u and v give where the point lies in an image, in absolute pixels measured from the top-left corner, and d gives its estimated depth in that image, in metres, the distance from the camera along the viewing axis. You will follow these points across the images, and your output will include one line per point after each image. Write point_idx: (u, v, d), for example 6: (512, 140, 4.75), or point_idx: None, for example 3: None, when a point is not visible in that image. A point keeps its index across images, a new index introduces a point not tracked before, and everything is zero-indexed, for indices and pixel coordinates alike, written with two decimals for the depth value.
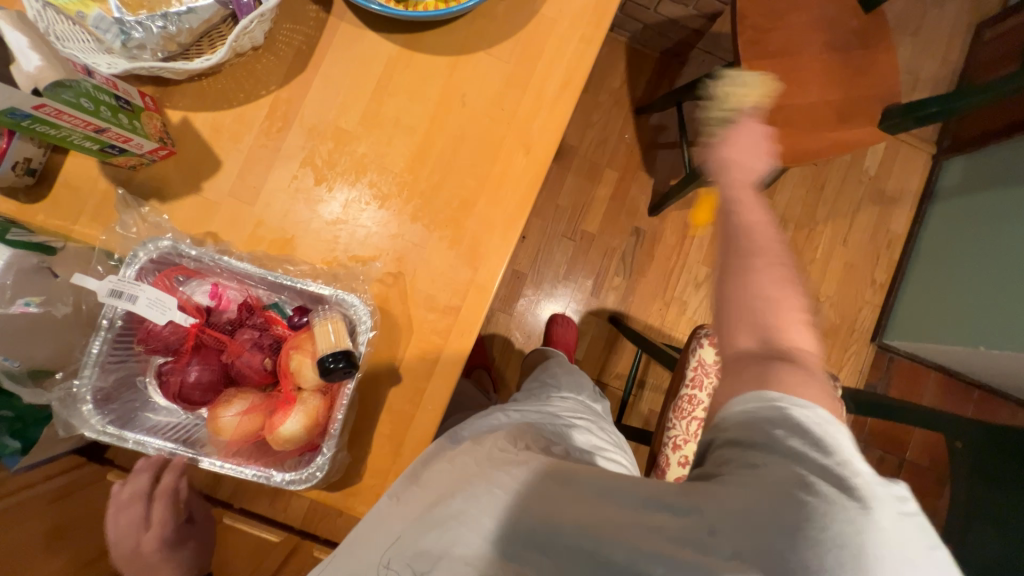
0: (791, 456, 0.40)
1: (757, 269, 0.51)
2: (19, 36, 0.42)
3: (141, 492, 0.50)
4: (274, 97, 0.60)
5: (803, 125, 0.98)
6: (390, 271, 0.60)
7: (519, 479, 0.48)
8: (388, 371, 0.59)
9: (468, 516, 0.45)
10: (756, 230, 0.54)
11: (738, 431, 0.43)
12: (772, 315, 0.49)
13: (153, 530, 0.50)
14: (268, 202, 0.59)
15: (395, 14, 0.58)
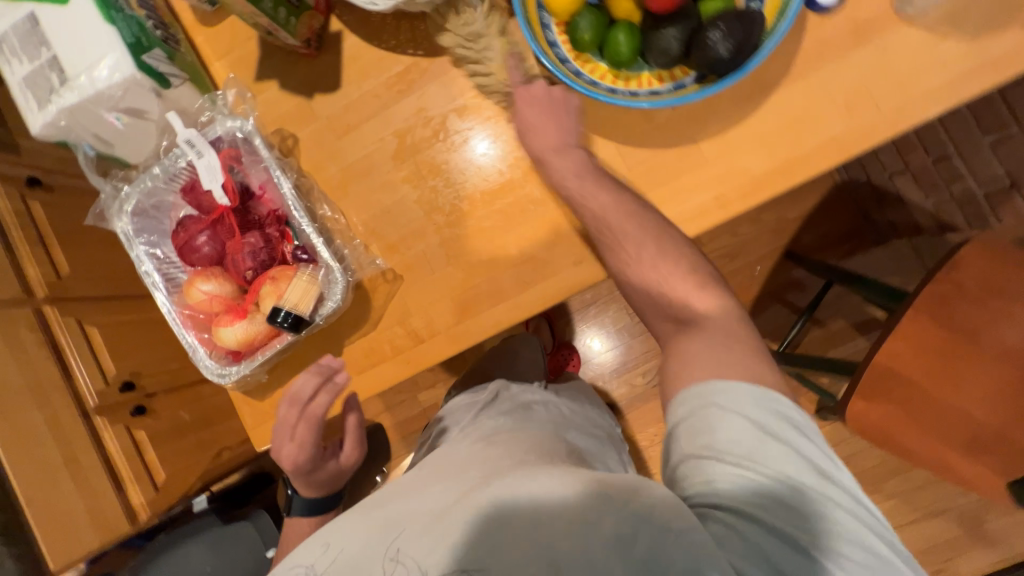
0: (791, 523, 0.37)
1: (691, 320, 0.49)
2: None
3: (300, 401, 0.58)
4: (416, 60, 0.60)
5: (919, 417, 0.80)
6: (397, 267, 0.61)
7: (559, 478, 0.45)
8: (336, 341, 0.62)
9: (501, 505, 0.43)
10: (661, 291, 0.51)
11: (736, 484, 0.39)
12: (720, 366, 0.44)
13: (299, 445, 0.61)
14: (351, 145, 0.62)
15: (555, 59, 0.53)
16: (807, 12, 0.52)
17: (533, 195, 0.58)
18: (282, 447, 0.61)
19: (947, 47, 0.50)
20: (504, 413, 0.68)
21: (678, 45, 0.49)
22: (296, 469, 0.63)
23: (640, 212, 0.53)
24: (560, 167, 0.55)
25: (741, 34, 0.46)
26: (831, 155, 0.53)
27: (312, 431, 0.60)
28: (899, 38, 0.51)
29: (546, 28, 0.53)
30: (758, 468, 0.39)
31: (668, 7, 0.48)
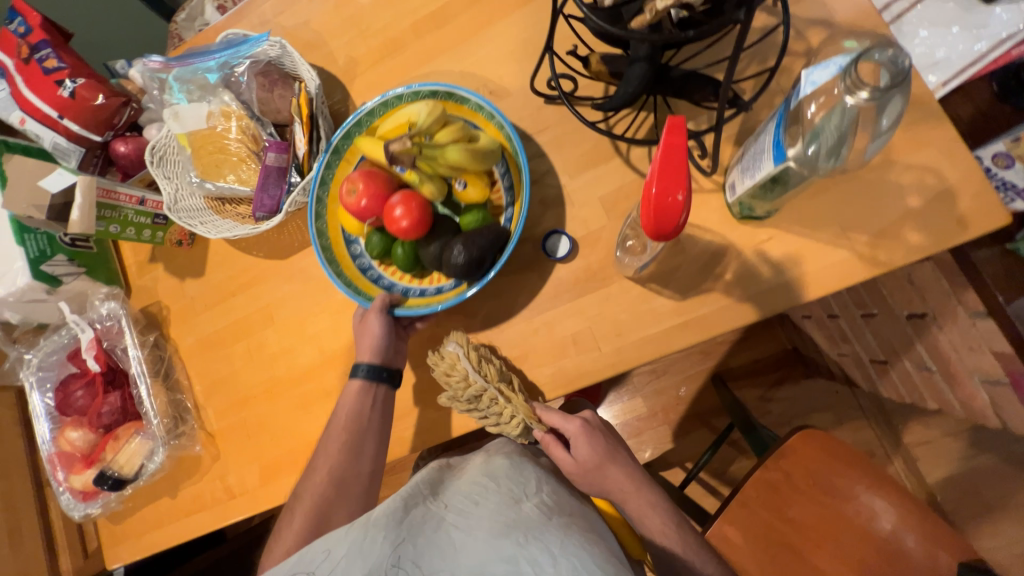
0: None
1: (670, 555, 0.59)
2: (80, 201, 0.64)
3: (381, 326, 0.60)
4: (258, 259, 0.73)
5: None
6: (224, 428, 0.72)
7: None
8: (172, 485, 0.73)
9: None
10: (638, 505, 0.59)
11: None
12: None
13: (387, 338, 0.61)
14: (207, 320, 0.75)
15: (358, 270, 0.64)
16: (545, 258, 0.60)
17: (330, 383, 0.68)
18: (374, 346, 0.60)
19: (658, 303, 0.56)
20: (517, 469, 0.59)
21: (437, 260, 0.57)
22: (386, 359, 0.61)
23: (647, 483, 0.60)
24: (588, 459, 0.59)
25: (474, 253, 0.54)
26: (559, 384, 0.59)
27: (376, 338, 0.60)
28: (620, 289, 0.58)
29: (350, 244, 0.65)
30: None
31: (421, 232, 0.57)
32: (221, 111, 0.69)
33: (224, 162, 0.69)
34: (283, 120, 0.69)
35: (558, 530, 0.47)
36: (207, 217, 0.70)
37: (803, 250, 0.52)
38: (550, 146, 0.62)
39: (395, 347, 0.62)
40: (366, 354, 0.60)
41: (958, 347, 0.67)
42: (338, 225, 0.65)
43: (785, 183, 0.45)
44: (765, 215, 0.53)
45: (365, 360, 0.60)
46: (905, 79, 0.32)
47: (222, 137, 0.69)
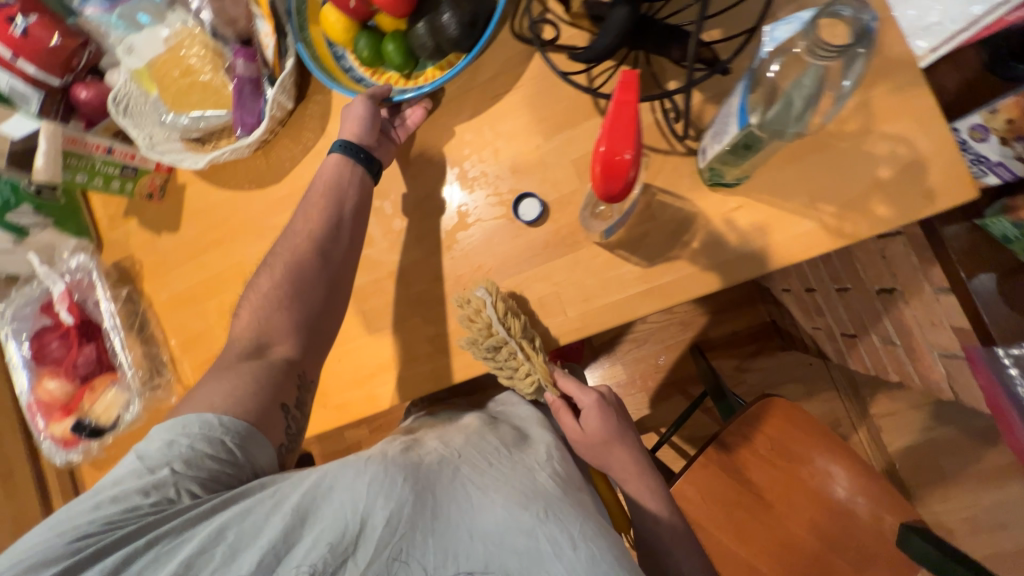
0: None
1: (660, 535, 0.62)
2: (43, 146, 0.63)
3: (366, 109, 0.61)
4: (231, 215, 0.72)
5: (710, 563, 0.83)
6: (199, 384, 0.73)
7: None
8: (151, 436, 0.75)
9: None
10: (635, 487, 0.62)
11: None
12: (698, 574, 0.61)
13: (368, 121, 0.60)
14: (180, 276, 0.75)
15: (350, 79, 0.63)
16: (517, 221, 0.60)
17: None
18: (354, 125, 0.60)
19: (626, 269, 0.56)
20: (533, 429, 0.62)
21: (429, 39, 0.56)
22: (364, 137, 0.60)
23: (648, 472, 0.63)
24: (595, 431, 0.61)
25: (466, 15, 0.54)
26: None
27: (360, 120, 0.60)
28: (589, 255, 0.58)
29: (339, 58, 0.64)
30: None
31: (408, 4, 0.55)
32: (175, 31, 0.65)
33: (190, 92, 0.66)
34: (245, 30, 0.65)
35: (570, 502, 0.49)
36: (185, 156, 0.68)
37: (771, 220, 0.52)
38: (526, 104, 0.60)
39: (377, 136, 0.61)
40: (346, 132, 0.60)
41: (922, 322, 0.69)
42: (323, 38, 0.64)
43: (757, 147, 0.45)
44: (736, 182, 0.52)
45: (344, 138, 0.60)
46: (865, 39, 0.33)
47: (181, 60, 0.66)
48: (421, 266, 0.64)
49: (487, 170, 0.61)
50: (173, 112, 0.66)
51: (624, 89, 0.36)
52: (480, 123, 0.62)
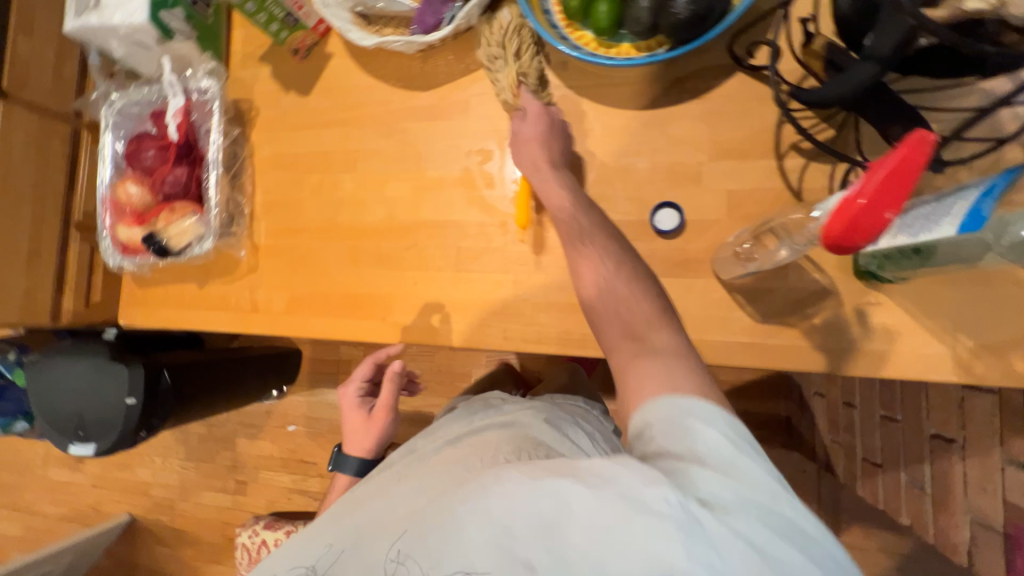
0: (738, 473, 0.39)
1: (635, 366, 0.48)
2: None
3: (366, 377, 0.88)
4: (365, 102, 0.71)
5: None
6: (270, 247, 0.73)
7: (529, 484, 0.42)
8: (205, 277, 0.75)
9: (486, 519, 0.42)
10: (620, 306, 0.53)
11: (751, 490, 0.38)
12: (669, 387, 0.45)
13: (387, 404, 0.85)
14: (291, 139, 0.74)
15: (545, 22, 0.61)
16: (647, 225, 0.59)
17: (387, 249, 0.68)
18: (353, 415, 0.87)
19: (736, 316, 0.55)
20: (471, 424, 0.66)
21: (649, 15, 0.53)
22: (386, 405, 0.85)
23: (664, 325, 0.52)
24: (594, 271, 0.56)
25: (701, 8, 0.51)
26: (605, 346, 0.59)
27: (385, 406, 0.84)
28: (705, 287, 0.56)
29: None
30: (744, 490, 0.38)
31: None
32: None
33: None
34: None
35: (494, 468, 0.47)
36: (351, 31, 0.66)
37: (902, 329, 0.51)
38: (706, 116, 0.58)
39: (361, 407, 0.87)
40: (362, 401, 0.88)
41: (971, 482, 0.68)
42: None
43: (927, 258, 0.45)
44: (889, 279, 0.50)
45: (392, 395, 0.84)
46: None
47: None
48: (534, 228, 0.63)
49: (638, 164, 0.60)
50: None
51: (908, 155, 0.29)
52: (651, 116, 0.60)
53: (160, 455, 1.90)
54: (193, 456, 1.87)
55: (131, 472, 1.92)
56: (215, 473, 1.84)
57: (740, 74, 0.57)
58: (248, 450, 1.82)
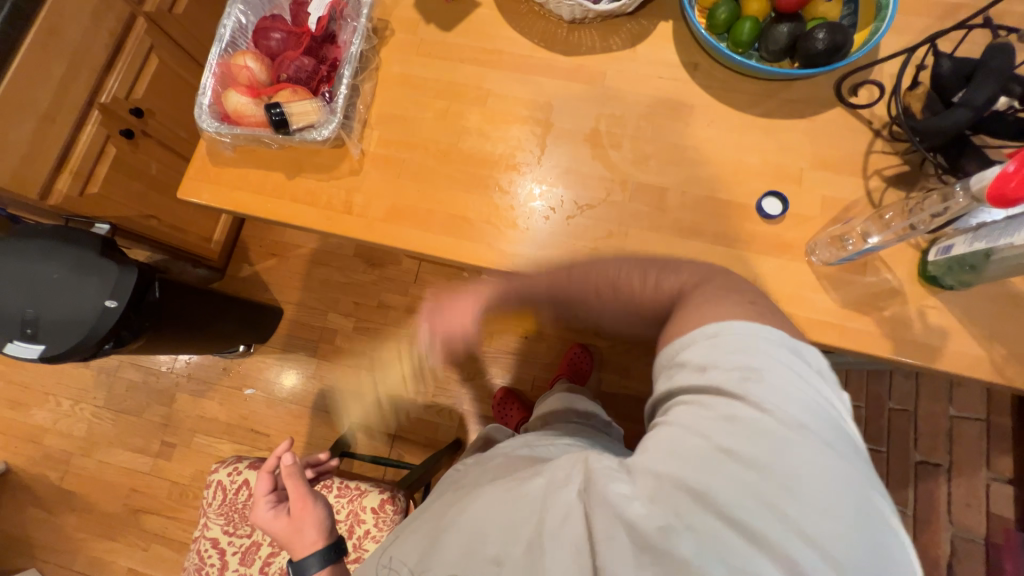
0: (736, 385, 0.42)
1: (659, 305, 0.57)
2: None
3: (273, 467, 0.76)
4: (506, 51, 0.76)
5: None
6: (378, 156, 0.73)
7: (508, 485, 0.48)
8: (296, 168, 0.72)
9: (478, 510, 0.47)
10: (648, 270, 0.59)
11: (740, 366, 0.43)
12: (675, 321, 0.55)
13: (263, 503, 0.73)
14: (422, 65, 0.76)
15: (693, 25, 0.70)
16: (752, 209, 0.67)
17: (502, 182, 0.71)
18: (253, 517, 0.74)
19: (820, 297, 0.63)
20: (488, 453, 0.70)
21: (789, 38, 0.64)
22: (263, 508, 0.73)
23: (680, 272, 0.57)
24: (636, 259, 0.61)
25: (836, 42, 0.62)
26: None
27: (309, 496, 0.72)
28: (795, 269, 0.64)
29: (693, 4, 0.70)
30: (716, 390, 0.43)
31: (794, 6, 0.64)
32: None
33: None
34: None
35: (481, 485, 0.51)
36: None
37: (954, 331, 0.61)
38: (810, 133, 0.69)
39: (273, 503, 0.73)
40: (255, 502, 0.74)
41: (957, 501, 0.88)
42: None
43: (981, 271, 0.57)
44: (948, 286, 0.61)
45: (264, 501, 0.73)
46: None
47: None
48: (649, 192, 0.69)
49: (749, 159, 0.69)
50: None
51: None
52: (764, 124, 0.70)
53: (70, 398, 1.61)
54: (114, 406, 1.60)
55: (23, 413, 1.60)
56: (137, 430, 1.59)
57: (840, 107, 0.69)
58: (188, 410, 1.60)
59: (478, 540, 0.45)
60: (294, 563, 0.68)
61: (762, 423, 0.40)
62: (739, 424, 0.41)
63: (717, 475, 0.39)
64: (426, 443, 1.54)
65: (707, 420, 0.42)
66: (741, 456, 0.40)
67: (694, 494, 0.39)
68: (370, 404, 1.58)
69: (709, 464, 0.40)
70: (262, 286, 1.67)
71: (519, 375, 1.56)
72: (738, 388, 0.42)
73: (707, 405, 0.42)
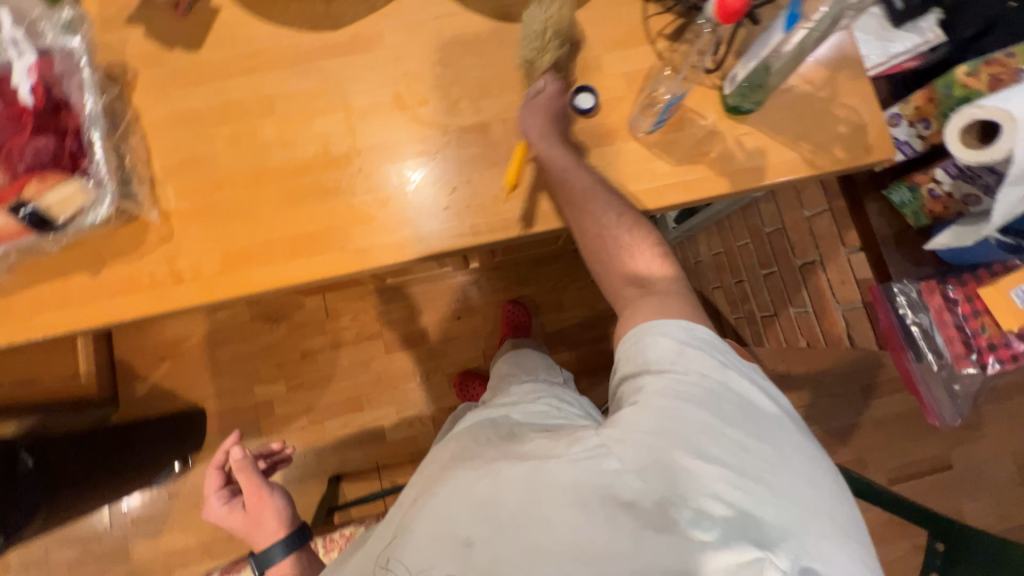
0: (714, 378, 0.53)
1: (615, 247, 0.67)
2: None
3: (218, 461, 0.73)
4: (272, 48, 0.69)
5: None
6: (184, 210, 0.65)
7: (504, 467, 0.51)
8: (95, 261, 0.63)
9: (473, 492, 0.50)
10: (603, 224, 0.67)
11: (714, 363, 0.54)
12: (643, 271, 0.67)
13: (216, 500, 0.72)
14: (188, 96, 0.68)
15: None
16: (569, 110, 0.68)
17: (327, 182, 0.67)
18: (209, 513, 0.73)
19: (655, 165, 0.67)
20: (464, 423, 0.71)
21: None
22: (216, 503, 0.72)
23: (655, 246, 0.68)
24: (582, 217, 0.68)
25: None
26: (562, 217, 0.66)
27: (264, 486, 0.71)
28: (627, 149, 0.68)
29: None
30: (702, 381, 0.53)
31: None
32: None
33: None
34: None
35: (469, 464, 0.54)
36: None
37: (768, 147, 0.68)
38: (591, 19, 0.71)
39: (227, 498, 0.73)
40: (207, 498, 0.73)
41: (833, 281, 0.90)
42: None
43: (767, 86, 0.63)
44: (748, 111, 0.67)
45: (216, 498, 0.72)
46: None
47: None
48: (475, 133, 0.68)
49: (549, 65, 0.70)
50: None
51: None
52: None
53: None
54: None
55: None
56: None
57: None
58: (152, 554, 1.44)
59: (472, 513, 0.49)
60: (260, 554, 0.69)
61: (732, 412, 0.51)
62: (725, 410, 0.51)
63: (707, 444, 0.49)
64: (411, 459, 1.51)
65: (699, 393, 0.52)
66: (716, 437, 0.49)
67: (677, 465, 0.48)
68: (341, 452, 1.51)
69: (693, 440, 0.49)
70: (166, 397, 1.50)
71: (470, 355, 1.56)
72: (718, 380, 0.53)
73: (696, 392, 0.52)
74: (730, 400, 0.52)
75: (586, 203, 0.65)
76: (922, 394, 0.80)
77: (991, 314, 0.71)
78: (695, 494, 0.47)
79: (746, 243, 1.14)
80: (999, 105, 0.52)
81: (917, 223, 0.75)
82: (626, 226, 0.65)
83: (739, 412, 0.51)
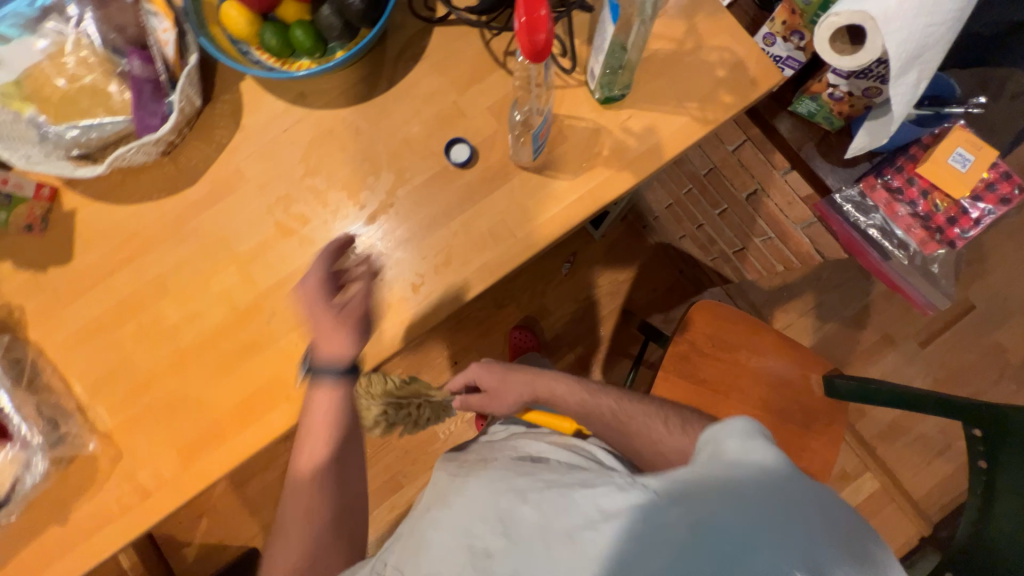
0: (728, 456, 0.49)
1: (634, 426, 0.64)
2: None
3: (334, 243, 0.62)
4: (141, 228, 0.67)
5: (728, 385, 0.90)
6: (122, 424, 0.63)
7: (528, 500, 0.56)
8: (58, 510, 0.61)
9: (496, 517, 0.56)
10: (584, 401, 0.69)
11: (735, 441, 0.50)
12: (677, 447, 0.61)
13: (317, 283, 0.60)
14: (80, 308, 0.65)
15: (261, 70, 0.65)
16: (451, 167, 0.65)
17: (248, 337, 0.64)
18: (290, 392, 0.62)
19: (554, 186, 0.64)
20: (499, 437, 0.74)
21: (336, 18, 0.62)
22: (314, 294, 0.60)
23: (685, 418, 0.65)
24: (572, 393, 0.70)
25: None
26: (486, 276, 0.63)
27: (352, 308, 0.60)
28: (521, 183, 0.65)
29: (245, 53, 0.66)
30: (730, 466, 0.48)
31: None
32: (56, 43, 0.61)
33: (76, 104, 0.61)
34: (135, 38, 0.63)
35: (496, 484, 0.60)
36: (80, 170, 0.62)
37: (657, 121, 0.65)
38: (435, 68, 0.67)
39: (318, 292, 0.60)
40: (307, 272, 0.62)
41: (781, 205, 0.87)
42: (221, 29, 0.65)
43: (628, 65, 0.60)
44: (622, 96, 0.64)
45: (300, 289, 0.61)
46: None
47: (67, 68, 0.61)
48: (370, 229, 0.65)
49: (413, 130, 0.67)
50: (57, 126, 0.61)
51: None
52: (397, 91, 0.67)
53: None
54: None
55: None
56: None
57: (436, 29, 0.67)
58: None
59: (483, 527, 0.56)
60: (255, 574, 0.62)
61: (753, 497, 0.45)
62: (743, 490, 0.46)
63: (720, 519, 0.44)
64: None
65: (727, 475, 0.48)
66: (730, 505, 0.45)
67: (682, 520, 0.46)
68: None
69: (699, 506, 0.46)
70: (214, 551, 1.49)
71: None
72: (769, 462, 0.48)
73: (715, 468, 0.49)
74: (761, 487, 0.46)
75: (592, 406, 0.68)
76: (907, 289, 0.79)
77: (942, 190, 0.70)
78: (691, 544, 0.44)
79: (691, 190, 1.10)
80: (853, 8, 0.49)
81: (833, 126, 0.72)
82: (658, 415, 0.64)
83: (767, 492, 0.46)
